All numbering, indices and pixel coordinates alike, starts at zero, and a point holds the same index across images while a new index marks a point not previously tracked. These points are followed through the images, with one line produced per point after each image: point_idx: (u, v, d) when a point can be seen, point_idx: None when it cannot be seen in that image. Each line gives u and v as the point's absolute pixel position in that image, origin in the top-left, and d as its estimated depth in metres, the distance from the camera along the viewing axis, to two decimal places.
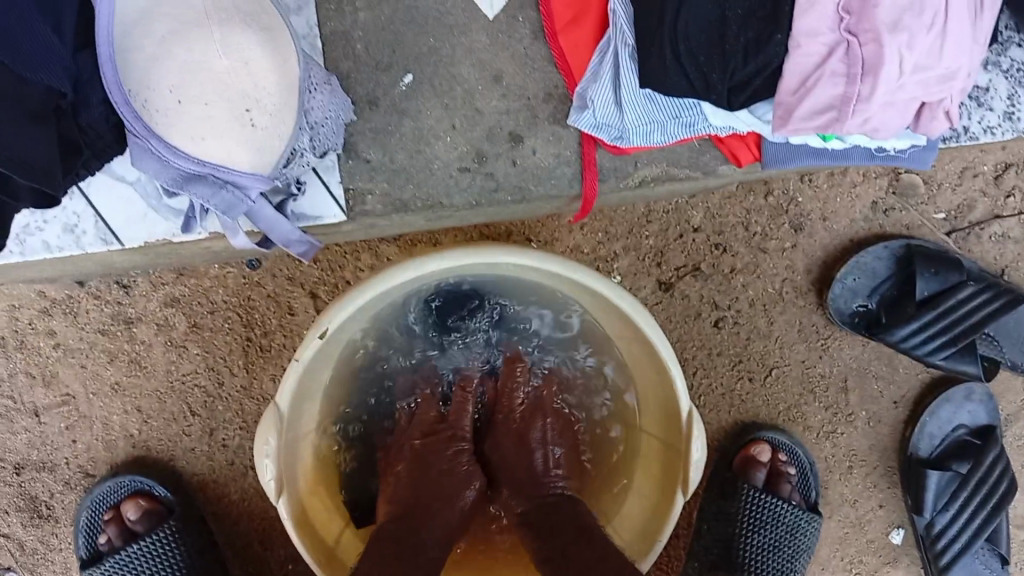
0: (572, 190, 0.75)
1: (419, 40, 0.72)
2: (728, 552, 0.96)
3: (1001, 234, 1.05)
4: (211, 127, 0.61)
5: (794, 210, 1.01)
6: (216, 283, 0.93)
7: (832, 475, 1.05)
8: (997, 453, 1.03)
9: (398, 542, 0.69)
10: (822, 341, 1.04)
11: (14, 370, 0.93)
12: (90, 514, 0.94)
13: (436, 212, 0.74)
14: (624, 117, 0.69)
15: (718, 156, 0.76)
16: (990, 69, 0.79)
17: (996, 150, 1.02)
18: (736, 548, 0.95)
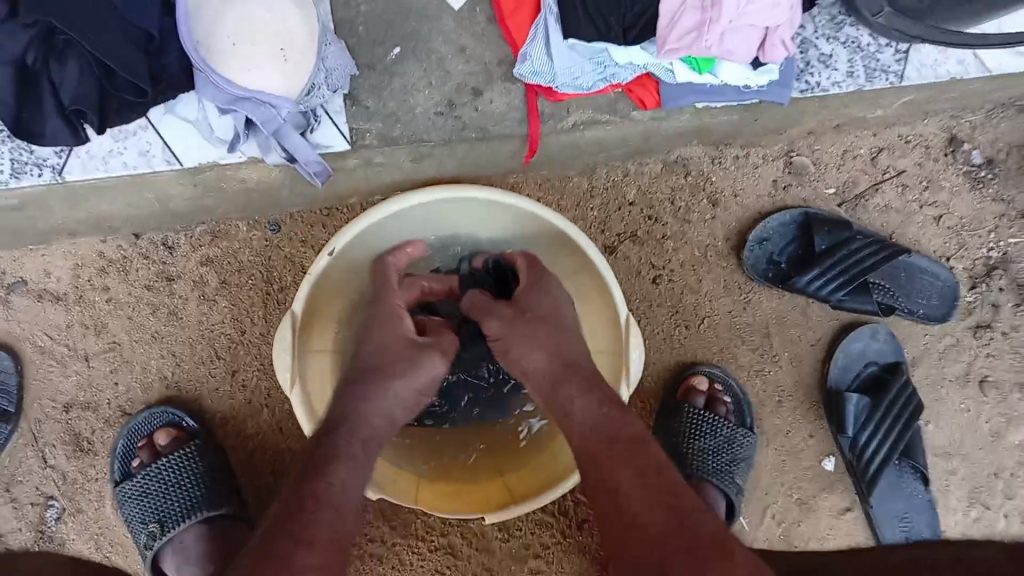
0: (520, 130, 1.00)
1: (404, 24, 0.97)
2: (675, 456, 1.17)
3: (883, 205, 1.28)
4: (257, 60, 0.85)
5: (710, 188, 1.24)
6: (243, 245, 1.12)
7: (764, 408, 1.24)
8: (903, 380, 1.22)
9: (325, 457, 0.76)
10: (745, 295, 1.24)
11: (71, 321, 1.11)
12: (126, 442, 1.10)
13: (419, 146, 0.99)
14: (555, 63, 0.95)
15: (629, 103, 1.01)
16: (832, 41, 1.05)
17: (868, 137, 1.26)
18: (682, 452, 1.16)
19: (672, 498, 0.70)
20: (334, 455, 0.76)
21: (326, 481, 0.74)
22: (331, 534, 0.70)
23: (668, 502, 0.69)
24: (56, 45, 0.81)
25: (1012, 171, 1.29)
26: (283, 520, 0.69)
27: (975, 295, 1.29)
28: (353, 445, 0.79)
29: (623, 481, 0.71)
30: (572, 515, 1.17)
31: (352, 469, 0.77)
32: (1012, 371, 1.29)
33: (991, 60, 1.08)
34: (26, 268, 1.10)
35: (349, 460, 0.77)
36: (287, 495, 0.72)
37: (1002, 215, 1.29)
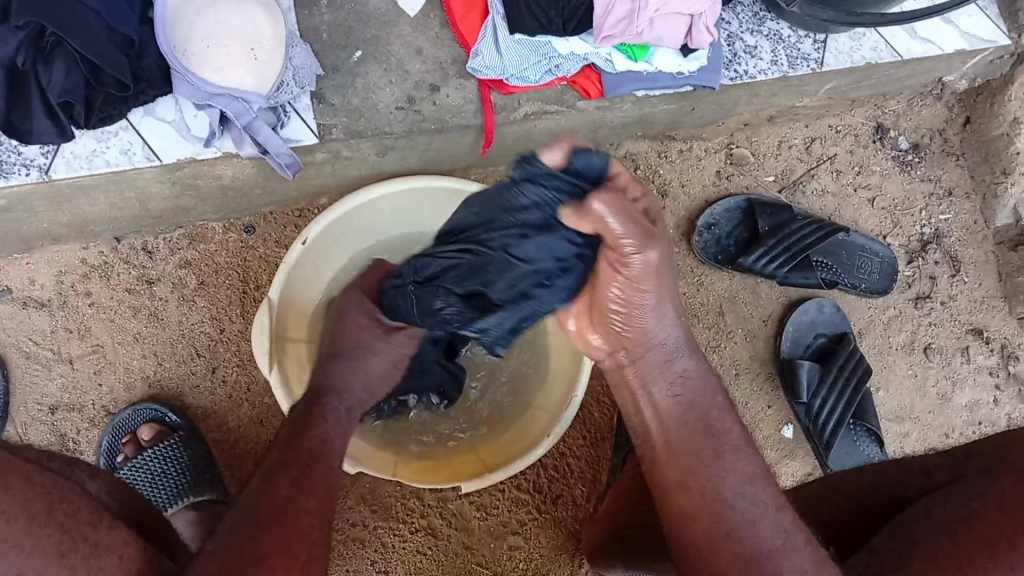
0: (476, 121, 1.09)
1: (365, 30, 1.05)
2: None
3: (820, 189, 1.37)
4: (229, 62, 0.92)
5: (659, 179, 1.32)
6: (219, 247, 1.19)
7: (723, 381, 1.32)
8: (850, 348, 1.31)
9: (310, 421, 0.82)
10: (698, 277, 1.33)
11: (55, 327, 1.16)
12: (110, 439, 1.15)
13: (382, 139, 1.07)
14: (503, 58, 1.04)
15: (575, 94, 1.10)
16: (756, 33, 1.15)
17: (801, 127, 1.36)
18: None
19: (776, 510, 0.71)
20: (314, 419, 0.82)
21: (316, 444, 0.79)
22: (324, 479, 0.76)
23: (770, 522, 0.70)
24: (44, 48, 0.89)
25: (936, 154, 1.40)
26: (279, 466, 0.74)
27: (913, 269, 1.39)
28: (338, 407, 0.86)
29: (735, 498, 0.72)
30: (545, 491, 1.24)
31: (336, 430, 0.83)
32: (952, 337, 1.39)
33: (902, 46, 1.20)
34: (10, 275, 1.15)
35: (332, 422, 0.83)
36: (285, 455, 0.76)
37: (931, 194, 1.40)
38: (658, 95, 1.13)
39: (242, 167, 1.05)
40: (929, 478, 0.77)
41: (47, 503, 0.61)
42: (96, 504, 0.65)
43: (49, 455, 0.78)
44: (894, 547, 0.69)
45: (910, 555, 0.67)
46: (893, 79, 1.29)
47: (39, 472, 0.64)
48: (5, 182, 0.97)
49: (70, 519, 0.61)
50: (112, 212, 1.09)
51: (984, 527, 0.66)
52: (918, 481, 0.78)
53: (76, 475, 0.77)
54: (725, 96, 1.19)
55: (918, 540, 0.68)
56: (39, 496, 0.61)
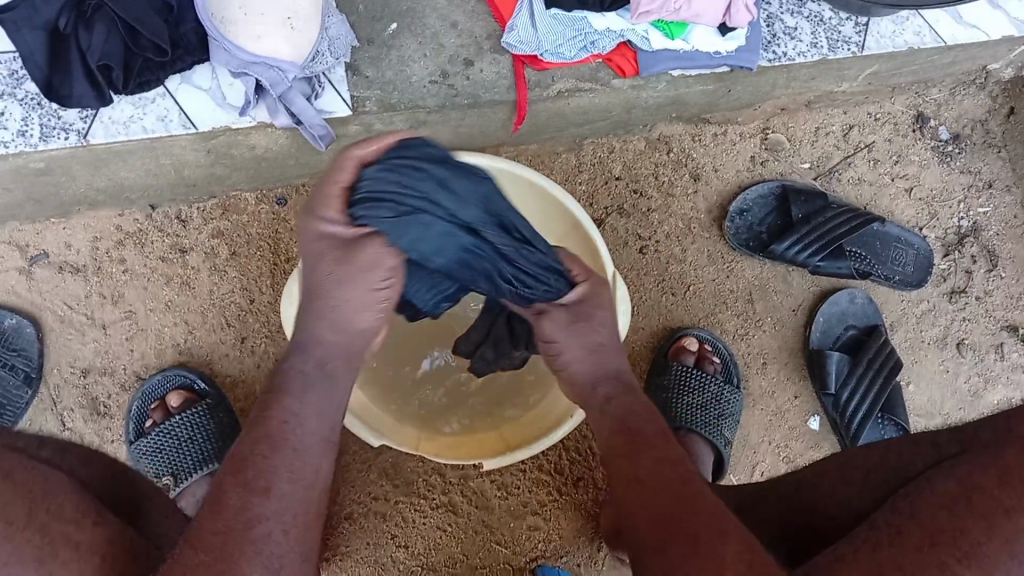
0: (509, 97, 1.08)
1: (400, 3, 1.05)
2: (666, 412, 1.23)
3: (856, 178, 1.35)
4: (266, 31, 0.91)
5: (691, 163, 1.31)
6: (252, 218, 1.20)
7: (750, 369, 1.31)
8: (882, 341, 1.30)
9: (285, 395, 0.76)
10: (728, 263, 1.31)
11: (90, 292, 1.18)
12: (140, 404, 1.17)
13: (415, 112, 1.07)
14: (539, 34, 1.03)
15: (610, 72, 1.09)
16: (796, 15, 1.13)
17: (839, 114, 1.34)
18: (671, 408, 1.23)
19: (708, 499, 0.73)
20: (294, 392, 0.76)
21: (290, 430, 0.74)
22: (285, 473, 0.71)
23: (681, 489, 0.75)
24: (85, 12, 0.90)
25: (977, 146, 1.37)
26: (232, 466, 0.71)
27: (949, 262, 1.36)
28: (320, 371, 0.78)
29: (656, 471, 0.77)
30: (566, 473, 1.23)
31: (317, 402, 0.77)
32: (987, 334, 1.36)
33: (946, 31, 1.17)
34: (47, 240, 1.17)
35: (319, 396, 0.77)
36: (246, 443, 0.73)
37: (970, 186, 1.37)
38: (694, 75, 1.12)
39: (276, 138, 1.06)
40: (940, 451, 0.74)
41: (28, 503, 0.62)
42: (83, 497, 0.67)
43: (42, 440, 0.78)
44: (893, 522, 0.65)
45: (907, 529, 0.63)
46: (936, 65, 1.26)
47: (24, 464, 0.64)
48: (44, 146, 0.98)
49: (53, 518, 0.62)
50: (147, 179, 1.10)
51: (987, 501, 0.61)
52: (927, 455, 0.75)
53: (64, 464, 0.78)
54: (762, 78, 1.17)
55: (919, 513, 0.64)
56: (24, 496, 0.62)
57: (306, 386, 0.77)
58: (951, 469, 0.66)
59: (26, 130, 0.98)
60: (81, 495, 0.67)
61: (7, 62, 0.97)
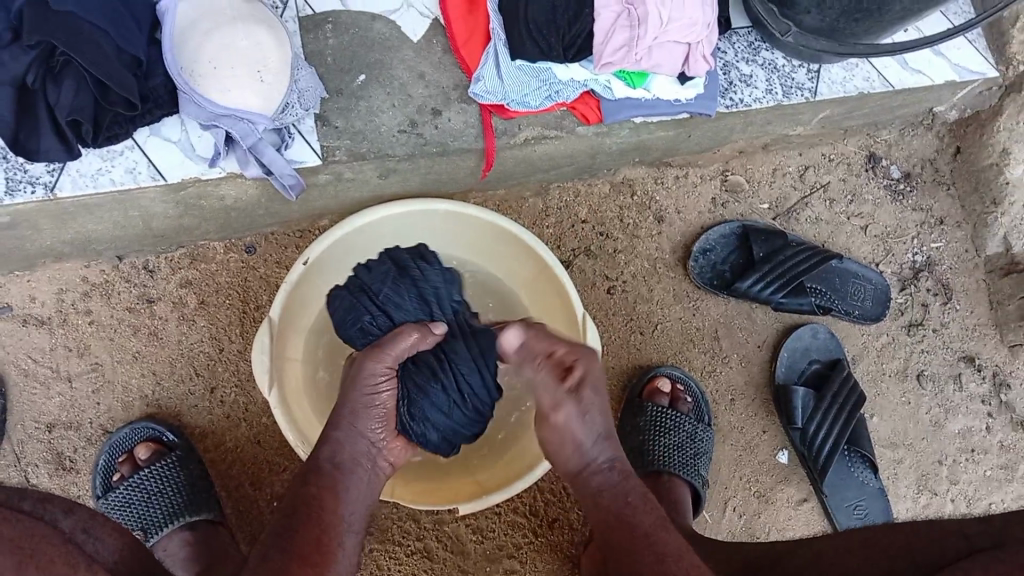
0: (477, 145, 1.10)
1: (368, 55, 1.08)
2: (642, 454, 1.25)
3: (814, 217, 1.39)
4: (235, 82, 0.92)
5: (655, 205, 1.34)
6: (220, 267, 1.20)
7: (719, 406, 1.33)
8: (846, 374, 1.33)
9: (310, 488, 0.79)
10: (694, 302, 1.34)
11: (54, 345, 1.16)
12: (107, 458, 1.15)
13: (385, 161, 1.08)
14: (505, 84, 1.06)
15: (575, 120, 1.13)
16: (751, 63, 1.17)
17: (796, 155, 1.39)
18: (647, 449, 1.25)
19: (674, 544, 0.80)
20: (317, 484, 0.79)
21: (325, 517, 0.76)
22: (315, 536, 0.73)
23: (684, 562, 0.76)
24: (54, 66, 0.90)
25: (927, 184, 1.43)
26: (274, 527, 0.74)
27: (905, 296, 1.40)
28: (347, 461, 0.82)
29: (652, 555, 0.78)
30: (541, 514, 1.23)
31: (349, 491, 0.81)
32: (945, 365, 1.40)
33: (893, 77, 1.23)
34: (11, 293, 1.15)
35: (348, 491, 0.80)
36: (282, 516, 0.75)
37: (923, 222, 1.42)
38: (656, 122, 1.15)
39: (246, 188, 1.07)
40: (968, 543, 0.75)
41: (19, 559, 0.63)
42: (71, 551, 0.67)
43: (20, 492, 0.74)
44: None
45: None
46: (885, 109, 1.31)
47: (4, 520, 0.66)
48: (11, 200, 0.97)
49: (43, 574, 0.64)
50: (115, 230, 1.10)
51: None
52: (959, 548, 0.75)
53: (49, 514, 0.74)
54: (720, 123, 1.21)
55: None
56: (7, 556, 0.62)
57: (345, 474, 0.81)
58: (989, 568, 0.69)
59: None
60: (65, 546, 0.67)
61: None
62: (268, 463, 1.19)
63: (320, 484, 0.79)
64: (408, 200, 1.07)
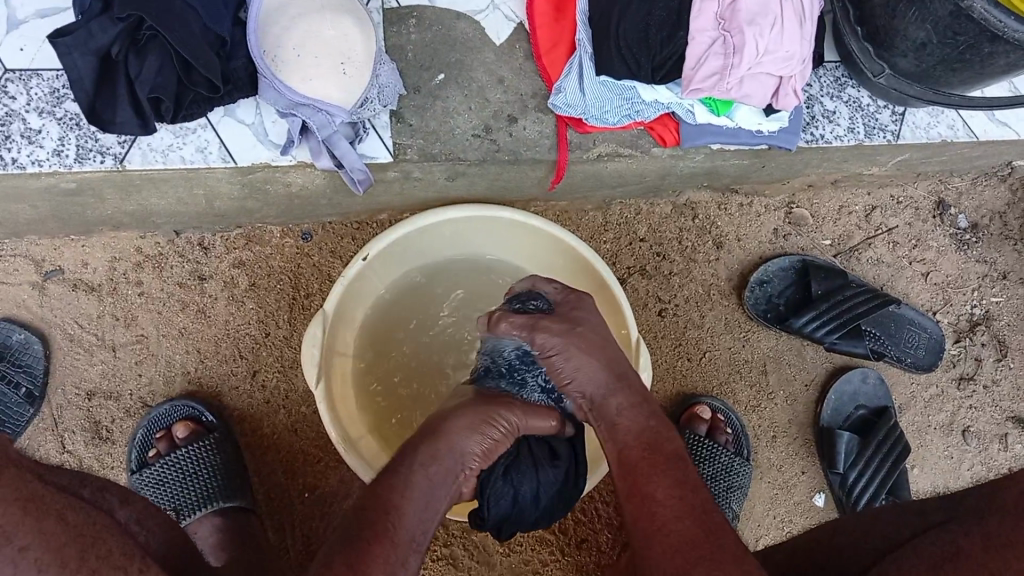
0: (550, 156, 1.08)
1: (449, 54, 1.05)
2: None
3: (875, 258, 1.36)
4: (318, 73, 0.90)
5: (715, 231, 1.32)
6: (275, 250, 1.18)
7: (760, 441, 1.32)
8: (893, 423, 1.30)
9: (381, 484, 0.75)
10: (745, 333, 1.32)
11: (102, 312, 1.15)
12: (144, 432, 1.14)
13: (455, 164, 1.06)
14: (587, 98, 1.04)
15: (651, 140, 1.10)
16: (835, 99, 1.14)
17: (864, 194, 1.35)
18: None
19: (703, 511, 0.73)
20: (387, 479, 0.75)
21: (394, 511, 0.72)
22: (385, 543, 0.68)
23: (699, 516, 0.72)
24: (139, 40, 0.88)
25: (994, 237, 1.39)
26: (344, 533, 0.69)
27: (959, 349, 1.37)
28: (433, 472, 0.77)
29: (654, 492, 0.75)
30: (571, 534, 1.22)
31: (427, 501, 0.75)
32: (992, 423, 1.37)
33: (978, 127, 1.19)
34: (64, 256, 1.14)
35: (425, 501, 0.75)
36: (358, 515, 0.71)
37: (985, 275, 1.39)
38: (733, 150, 1.13)
39: (313, 178, 1.05)
40: (925, 520, 0.80)
41: (80, 547, 0.62)
42: (128, 542, 0.66)
43: (82, 480, 0.77)
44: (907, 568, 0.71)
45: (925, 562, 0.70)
46: (963, 157, 1.28)
47: (73, 506, 0.65)
48: (78, 168, 0.96)
49: (103, 563, 0.62)
50: (176, 206, 1.09)
51: (969, 564, 0.68)
52: (914, 524, 0.81)
53: (106, 503, 0.76)
54: (796, 157, 1.18)
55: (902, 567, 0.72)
56: (73, 539, 0.62)
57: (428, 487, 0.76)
58: (935, 535, 0.74)
59: (62, 151, 0.96)
60: (123, 538, 0.67)
61: (50, 80, 0.96)
62: (303, 453, 1.19)
63: (396, 488, 0.74)
64: (474, 205, 1.05)
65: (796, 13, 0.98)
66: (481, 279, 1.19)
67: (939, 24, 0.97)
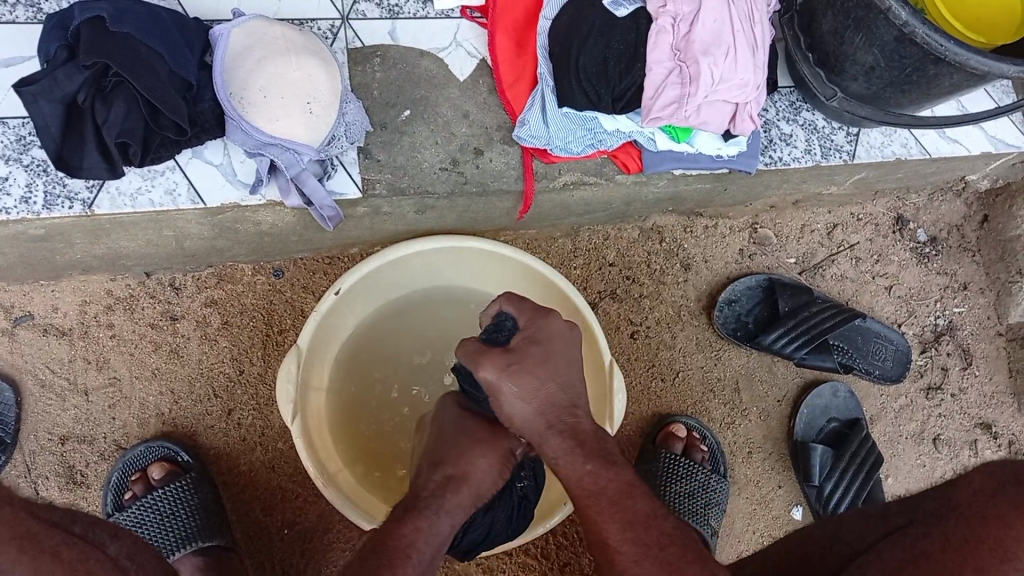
0: (517, 187, 1.10)
1: (414, 89, 1.07)
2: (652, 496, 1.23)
3: (839, 274, 1.40)
4: (285, 113, 0.91)
5: (682, 253, 1.34)
6: (247, 288, 1.19)
7: (735, 458, 1.34)
8: (863, 435, 1.33)
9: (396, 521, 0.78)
10: (716, 352, 1.34)
11: (73, 357, 1.15)
12: (120, 474, 1.14)
13: (424, 197, 1.08)
14: (550, 129, 1.06)
15: (615, 167, 1.13)
16: (791, 122, 1.18)
17: (825, 213, 1.39)
18: (658, 494, 1.24)
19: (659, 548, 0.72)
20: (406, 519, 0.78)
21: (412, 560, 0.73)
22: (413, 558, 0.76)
23: (657, 556, 0.71)
24: (105, 86, 0.88)
25: (952, 249, 1.43)
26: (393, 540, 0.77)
27: (925, 359, 1.41)
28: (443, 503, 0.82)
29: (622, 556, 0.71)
30: (552, 559, 1.23)
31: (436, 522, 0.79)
32: (960, 431, 1.40)
33: (931, 144, 1.23)
34: (34, 301, 1.14)
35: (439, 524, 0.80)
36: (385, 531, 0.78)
37: (946, 287, 1.42)
38: (694, 174, 1.16)
39: (283, 215, 1.06)
40: (888, 524, 0.79)
41: None
42: None
43: (73, 514, 0.76)
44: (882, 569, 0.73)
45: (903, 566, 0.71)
46: (918, 174, 1.32)
47: (69, 543, 0.71)
48: (47, 214, 0.97)
49: None
50: (147, 248, 1.09)
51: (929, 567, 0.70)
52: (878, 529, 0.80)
53: (99, 537, 0.76)
54: (757, 179, 1.21)
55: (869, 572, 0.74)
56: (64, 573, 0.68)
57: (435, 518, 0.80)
58: (898, 540, 0.75)
59: (29, 198, 0.96)
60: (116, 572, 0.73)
61: (15, 127, 0.97)
62: (281, 490, 1.18)
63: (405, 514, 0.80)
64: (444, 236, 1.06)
65: (749, 42, 1.01)
66: (450, 312, 1.21)
67: (885, 48, 1.00)
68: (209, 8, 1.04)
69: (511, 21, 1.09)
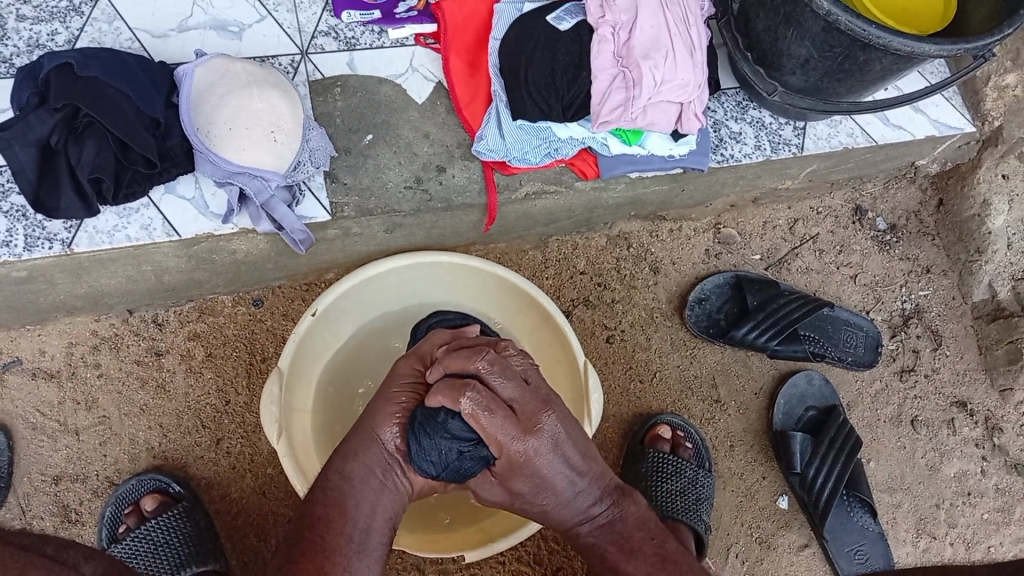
0: (480, 200, 1.15)
1: (375, 115, 1.12)
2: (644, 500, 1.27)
3: (804, 267, 1.44)
4: (249, 141, 0.96)
5: (650, 257, 1.38)
6: (228, 319, 1.22)
7: (718, 452, 1.37)
8: (842, 419, 1.36)
9: (320, 538, 0.76)
10: (691, 350, 1.38)
11: (63, 398, 1.17)
12: (112, 509, 1.16)
13: (391, 216, 1.12)
14: (506, 141, 1.11)
15: (573, 175, 1.18)
16: (739, 121, 1.23)
17: (785, 208, 1.43)
18: (650, 496, 1.26)
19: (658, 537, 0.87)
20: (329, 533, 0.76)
21: (350, 557, 0.76)
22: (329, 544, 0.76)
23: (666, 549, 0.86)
24: (77, 128, 0.93)
25: (912, 235, 1.47)
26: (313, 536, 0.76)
27: (896, 343, 1.44)
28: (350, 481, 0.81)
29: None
30: (544, 564, 1.24)
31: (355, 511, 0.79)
32: (938, 410, 1.43)
33: (876, 132, 1.29)
34: (22, 346, 1.17)
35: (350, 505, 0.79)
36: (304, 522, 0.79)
37: (910, 272, 1.46)
38: (650, 176, 1.21)
39: (256, 243, 1.10)
40: None
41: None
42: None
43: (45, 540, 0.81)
44: None
45: None
46: (870, 163, 1.37)
47: (34, 564, 0.75)
48: (28, 255, 1.01)
49: None
50: (128, 285, 1.13)
51: None
52: None
53: (72, 557, 0.80)
54: (713, 178, 1.26)
55: None
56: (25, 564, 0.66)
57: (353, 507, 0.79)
58: None
59: (10, 241, 1.00)
60: None
61: None
62: (272, 515, 1.20)
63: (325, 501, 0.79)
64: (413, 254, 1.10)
65: (686, 45, 1.07)
66: None
67: (815, 41, 1.06)
68: (175, 54, 1.10)
69: (462, 45, 1.14)
